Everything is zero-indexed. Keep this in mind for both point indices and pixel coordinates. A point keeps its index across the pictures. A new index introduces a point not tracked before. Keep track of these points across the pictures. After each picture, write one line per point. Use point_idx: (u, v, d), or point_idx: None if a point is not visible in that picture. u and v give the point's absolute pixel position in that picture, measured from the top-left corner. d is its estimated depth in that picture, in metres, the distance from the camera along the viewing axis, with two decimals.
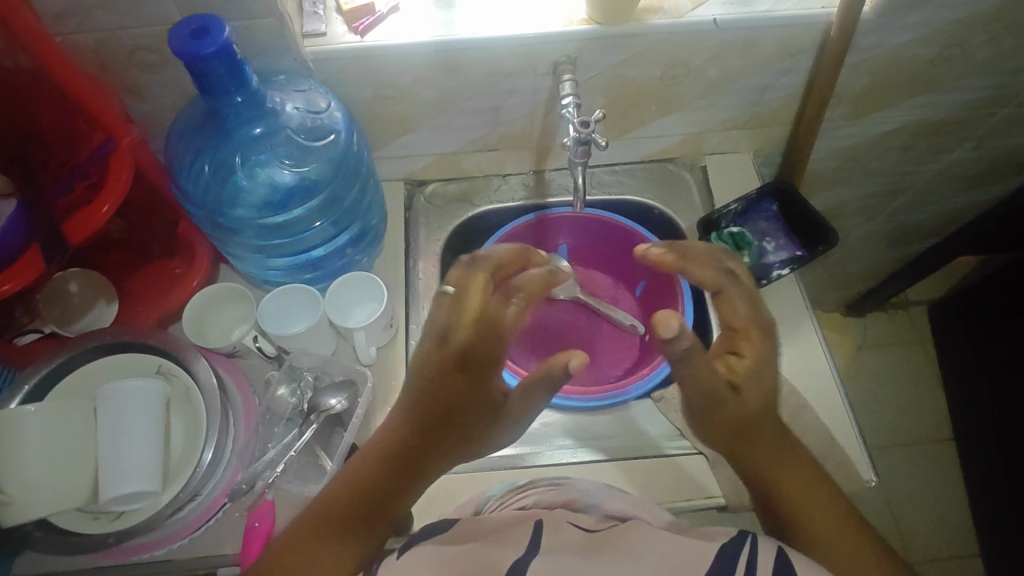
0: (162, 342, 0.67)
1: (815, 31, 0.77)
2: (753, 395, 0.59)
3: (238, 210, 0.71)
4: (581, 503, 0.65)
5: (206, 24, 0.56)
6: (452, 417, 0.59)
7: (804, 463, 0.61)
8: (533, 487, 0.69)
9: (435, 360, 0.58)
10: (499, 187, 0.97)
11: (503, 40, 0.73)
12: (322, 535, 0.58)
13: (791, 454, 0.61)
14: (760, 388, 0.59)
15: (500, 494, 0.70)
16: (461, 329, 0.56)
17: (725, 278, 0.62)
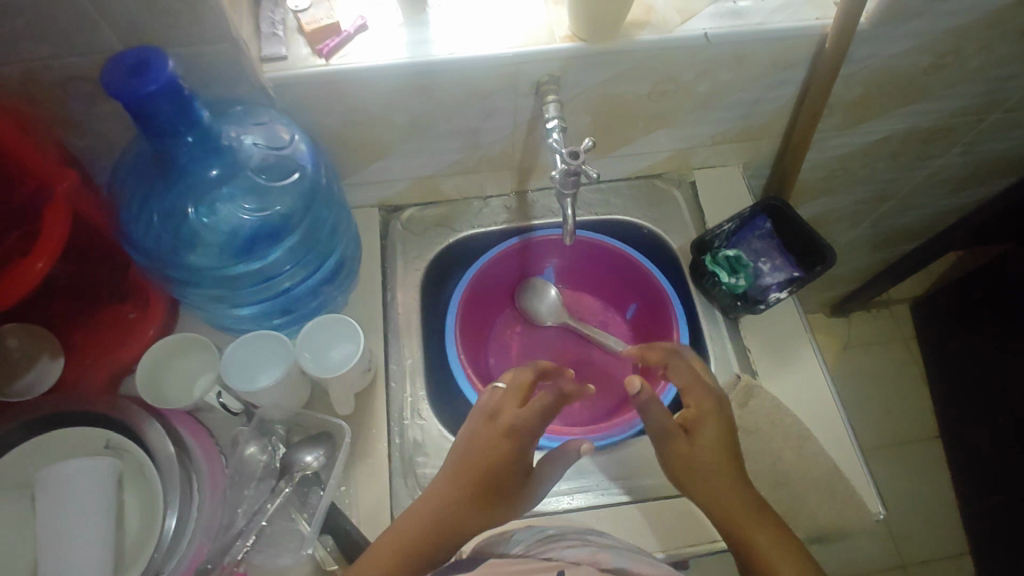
0: (113, 411, 0.64)
1: (810, 43, 0.73)
2: (705, 453, 0.64)
3: (192, 257, 0.64)
4: (610, 561, 0.54)
5: (144, 58, 0.49)
6: (498, 482, 0.61)
7: (770, 525, 0.62)
8: (561, 540, 0.62)
9: (483, 434, 0.62)
10: (479, 210, 0.91)
11: (481, 60, 0.68)
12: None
13: (756, 516, 0.62)
14: (711, 444, 0.65)
15: (527, 541, 0.63)
16: (508, 408, 0.63)
17: (670, 353, 0.71)
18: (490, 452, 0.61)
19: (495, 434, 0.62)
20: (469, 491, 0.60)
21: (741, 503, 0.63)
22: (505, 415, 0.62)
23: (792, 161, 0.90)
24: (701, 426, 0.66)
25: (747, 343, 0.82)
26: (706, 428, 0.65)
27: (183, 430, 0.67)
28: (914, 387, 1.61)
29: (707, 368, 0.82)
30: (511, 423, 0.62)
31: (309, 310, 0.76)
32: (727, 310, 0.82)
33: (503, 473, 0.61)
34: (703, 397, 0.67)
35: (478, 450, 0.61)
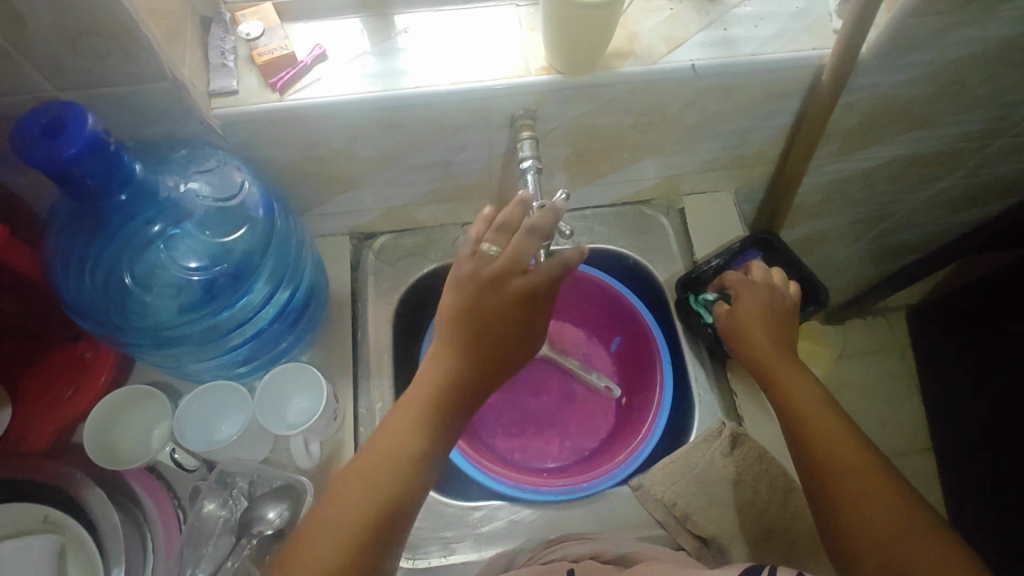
0: (55, 476, 0.60)
1: (806, 74, 0.68)
2: (755, 327, 0.70)
3: (134, 322, 0.59)
4: (612, 555, 0.64)
5: (63, 116, 0.44)
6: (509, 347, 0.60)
7: (836, 425, 0.62)
8: (564, 541, 0.67)
9: (494, 303, 0.57)
10: (456, 238, 0.87)
11: (450, 95, 0.63)
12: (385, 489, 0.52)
13: (820, 415, 0.63)
14: (757, 317, 0.71)
15: (532, 545, 0.69)
16: (513, 277, 0.57)
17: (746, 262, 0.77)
18: (477, 299, 0.57)
19: (503, 302, 0.57)
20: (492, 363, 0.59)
21: (799, 395, 0.65)
22: (479, 263, 0.58)
23: (785, 190, 0.86)
24: (750, 299, 0.72)
25: (733, 386, 0.78)
26: (752, 303, 0.72)
27: (138, 488, 0.64)
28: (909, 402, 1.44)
29: (691, 412, 0.79)
30: (483, 278, 0.57)
31: (272, 356, 0.73)
32: (713, 351, 0.79)
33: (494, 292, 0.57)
34: (756, 288, 0.73)
35: (489, 329, 0.58)
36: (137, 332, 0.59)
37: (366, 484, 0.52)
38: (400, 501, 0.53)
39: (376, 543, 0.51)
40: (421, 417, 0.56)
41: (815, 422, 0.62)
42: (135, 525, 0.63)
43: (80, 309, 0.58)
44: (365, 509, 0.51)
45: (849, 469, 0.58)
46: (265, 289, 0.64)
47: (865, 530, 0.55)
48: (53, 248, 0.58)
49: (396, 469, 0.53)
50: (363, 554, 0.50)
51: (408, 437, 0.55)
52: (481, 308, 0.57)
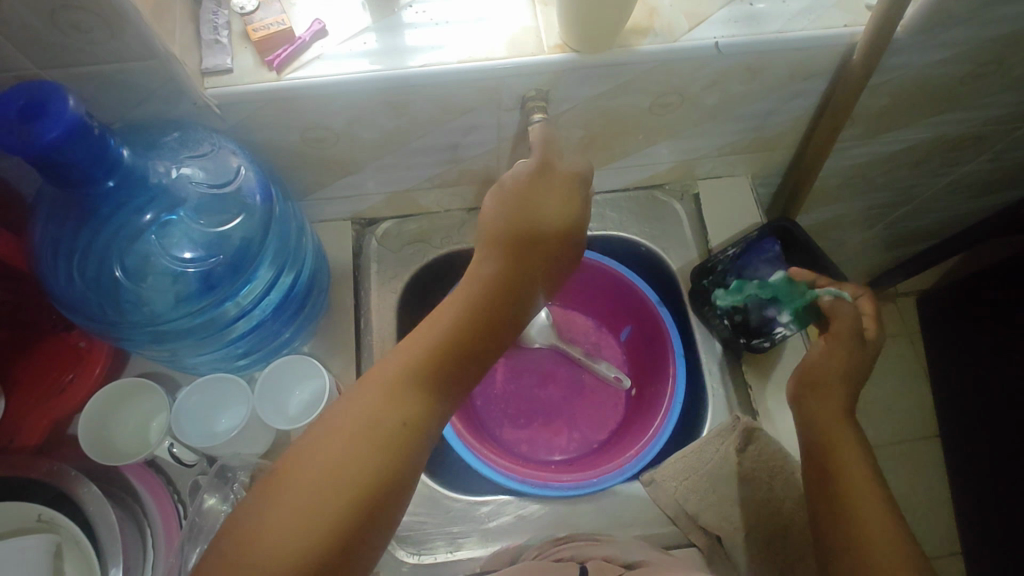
0: (48, 474, 0.58)
1: (835, 53, 0.64)
2: (832, 368, 0.64)
3: (128, 314, 0.57)
4: (622, 559, 0.61)
5: (41, 98, 0.41)
6: (541, 272, 0.56)
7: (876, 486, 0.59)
8: (572, 541, 0.65)
9: (540, 210, 0.56)
10: (462, 223, 0.84)
11: (457, 74, 0.59)
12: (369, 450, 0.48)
13: (864, 472, 0.60)
14: (838, 355, 0.65)
15: (539, 544, 0.66)
16: (552, 187, 0.58)
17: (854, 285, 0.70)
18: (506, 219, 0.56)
19: (551, 216, 0.56)
20: (528, 269, 0.55)
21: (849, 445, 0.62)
22: (510, 187, 0.57)
23: (805, 175, 0.82)
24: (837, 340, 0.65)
25: (748, 379, 0.76)
26: (838, 347, 0.65)
27: (137, 482, 0.63)
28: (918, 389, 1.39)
29: (705, 405, 0.77)
30: (515, 203, 0.56)
31: (273, 348, 0.71)
32: (726, 343, 0.76)
33: (528, 213, 0.56)
34: (857, 317, 0.65)
35: (530, 234, 0.56)
36: (131, 325, 0.57)
37: (384, 396, 0.49)
38: (418, 421, 0.50)
39: (386, 462, 0.48)
40: (441, 346, 0.52)
41: (845, 462, 0.60)
42: (135, 522, 0.61)
43: (71, 302, 0.55)
44: (380, 423, 0.49)
45: (870, 515, 0.57)
46: (265, 279, 0.62)
47: (869, 570, 0.55)
48: (39, 238, 0.55)
49: (418, 386, 0.50)
50: (358, 497, 0.46)
51: (432, 352, 0.51)
52: (526, 218, 0.56)
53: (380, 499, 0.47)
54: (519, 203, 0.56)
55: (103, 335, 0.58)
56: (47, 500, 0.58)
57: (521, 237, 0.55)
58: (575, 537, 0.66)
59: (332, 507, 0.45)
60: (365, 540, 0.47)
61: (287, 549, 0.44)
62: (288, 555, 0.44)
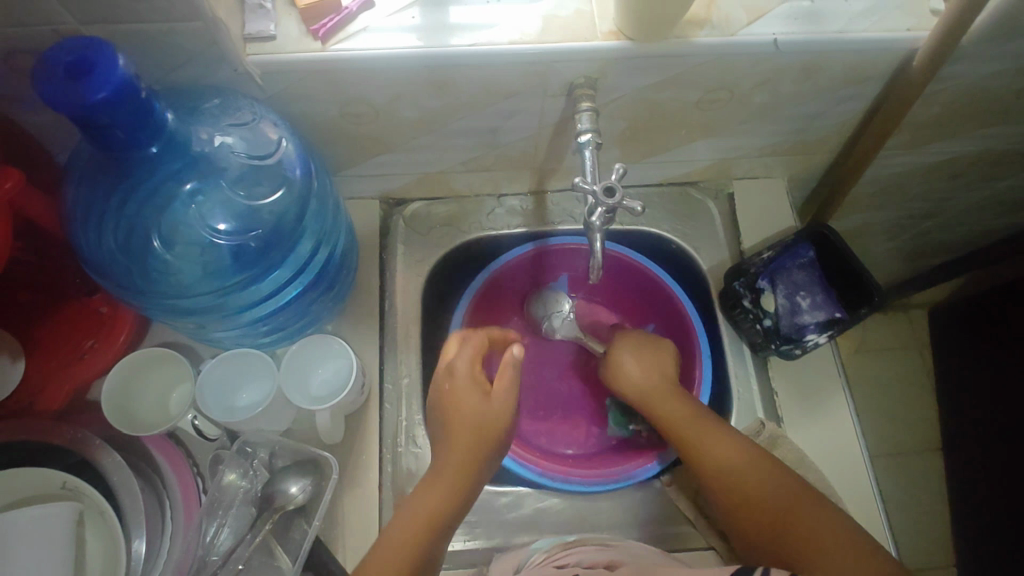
0: (71, 441, 0.58)
1: (895, 57, 0.62)
2: (666, 401, 0.67)
3: (160, 285, 0.56)
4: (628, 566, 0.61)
5: (90, 55, 0.39)
6: (489, 431, 0.60)
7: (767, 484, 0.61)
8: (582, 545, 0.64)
9: (469, 403, 0.61)
10: (492, 209, 0.82)
11: (506, 57, 0.57)
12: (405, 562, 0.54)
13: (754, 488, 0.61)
14: (656, 382, 0.68)
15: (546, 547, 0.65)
16: (495, 391, 0.62)
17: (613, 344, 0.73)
18: (488, 427, 0.60)
19: (490, 399, 0.62)
20: (472, 442, 0.59)
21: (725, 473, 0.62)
22: (491, 416, 0.61)
23: (845, 180, 0.81)
24: (636, 373, 0.69)
25: (774, 384, 0.76)
26: (642, 377, 0.69)
27: (155, 448, 0.62)
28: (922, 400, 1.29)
29: (729, 408, 0.76)
30: (494, 421, 0.61)
31: (298, 327, 0.69)
32: (755, 347, 0.76)
33: (456, 401, 0.61)
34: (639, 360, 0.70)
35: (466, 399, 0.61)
36: (159, 295, 0.56)
37: (437, 497, 0.58)
38: (442, 531, 0.57)
39: (444, 534, 0.57)
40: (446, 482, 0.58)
41: (718, 468, 0.62)
42: (153, 490, 0.61)
43: (100, 267, 0.54)
44: (439, 515, 0.57)
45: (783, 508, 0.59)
46: (299, 259, 0.61)
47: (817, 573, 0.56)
48: (72, 200, 0.54)
49: (438, 514, 0.57)
50: None
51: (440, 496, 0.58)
52: (465, 397, 0.61)
53: None
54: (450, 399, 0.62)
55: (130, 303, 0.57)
56: (67, 466, 0.58)
57: (462, 411, 0.60)
58: (583, 541, 0.66)
59: None
60: None
61: None
62: None
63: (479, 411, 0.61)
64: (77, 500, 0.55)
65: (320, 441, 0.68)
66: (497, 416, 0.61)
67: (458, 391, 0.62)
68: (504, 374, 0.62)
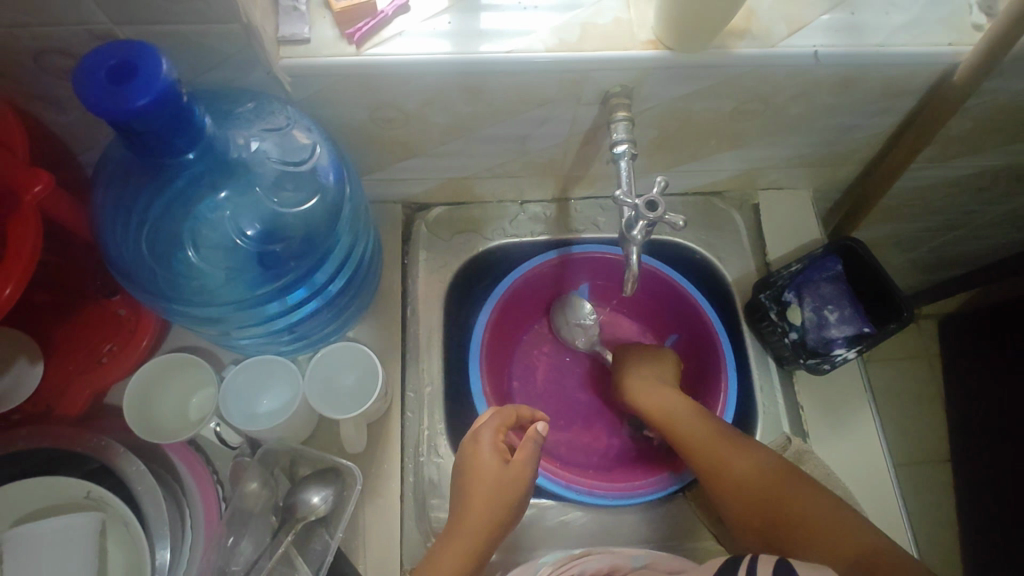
0: (92, 448, 0.56)
1: (934, 71, 0.61)
2: (680, 413, 0.69)
3: (188, 291, 0.55)
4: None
5: (134, 59, 0.38)
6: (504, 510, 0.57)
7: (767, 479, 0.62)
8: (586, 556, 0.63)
9: (489, 475, 0.57)
10: (515, 216, 0.81)
11: (543, 64, 0.56)
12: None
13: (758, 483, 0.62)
14: (668, 396, 0.71)
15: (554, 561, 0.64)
16: (516, 467, 0.59)
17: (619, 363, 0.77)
18: (504, 501, 0.57)
19: (504, 475, 0.58)
20: (484, 517, 0.57)
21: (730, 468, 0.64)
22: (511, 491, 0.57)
23: (873, 193, 0.80)
24: (651, 392, 0.72)
25: (799, 398, 0.75)
26: (655, 395, 0.71)
27: (175, 456, 0.61)
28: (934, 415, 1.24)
29: (753, 423, 0.75)
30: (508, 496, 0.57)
31: (322, 335, 0.68)
32: (783, 360, 0.75)
33: (475, 472, 0.58)
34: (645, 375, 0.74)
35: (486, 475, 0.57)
36: (185, 303, 0.55)
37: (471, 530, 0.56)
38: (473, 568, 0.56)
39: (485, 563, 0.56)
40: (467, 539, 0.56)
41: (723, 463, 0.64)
42: (174, 498, 0.59)
43: (127, 271, 0.53)
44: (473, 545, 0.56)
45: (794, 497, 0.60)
46: (328, 270, 0.60)
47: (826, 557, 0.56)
48: (101, 203, 0.53)
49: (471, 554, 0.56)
50: None
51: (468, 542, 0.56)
52: (481, 469, 0.58)
53: None
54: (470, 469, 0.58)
55: (157, 308, 0.56)
56: (85, 475, 0.57)
57: (480, 485, 0.57)
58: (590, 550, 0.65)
59: None
60: None
61: None
62: None
63: (494, 487, 0.57)
64: (100, 510, 0.54)
65: (342, 450, 0.67)
66: (513, 490, 0.57)
67: (477, 460, 0.59)
68: (525, 446, 0.59)
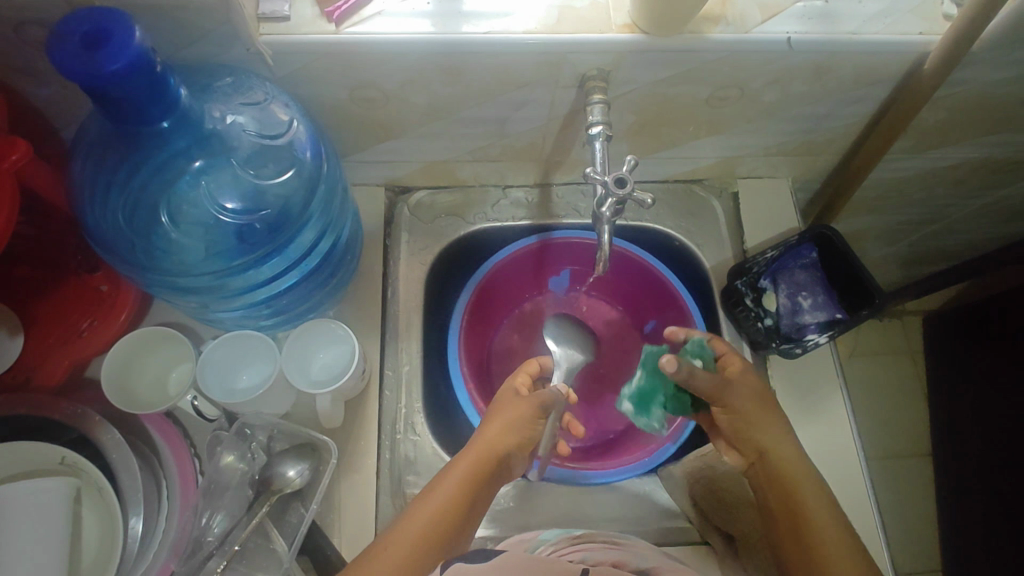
0: (68, 417, 0.57)
1: (905, 61, 0.62)
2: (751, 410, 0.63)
3: (165, 263, 0.56)
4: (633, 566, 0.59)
5: (108, 26, 0.39)
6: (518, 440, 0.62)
7: (831, 507, 0.58)
8: (590, 542, 0.64)
9: (512, 410, 0.63)
10: (497, 201, 0.82)
11: (520, 46, 0.57)
12: (434, 523, 0.55)
13: (814, 490, 0.59)
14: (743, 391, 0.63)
15: (553, 541, 0.65)
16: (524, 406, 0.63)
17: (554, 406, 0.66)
18: (519, 430, 0.62)
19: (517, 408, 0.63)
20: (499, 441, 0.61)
21: (794, 470, 0.60)
22: (527, 409, 0.63)
23: (849, 183, 0.81)
24: (739, 386, 0.63)
25: (773, 383, 0.76)
26: (742, 391, 0.63)
27: (150, 427, 0.62)
28: (912, 407, 1.25)
29: None
30: (521, 419, 0.63)
31: (300, 312, 0.69)
32: (756, 345, 0.76)
33: (495, 413, 0.64)
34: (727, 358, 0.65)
35: (500, 413, 0.63)
36: (163, 273, 0.55)
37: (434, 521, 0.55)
38: (470, 499, 0.58)
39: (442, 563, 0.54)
40: (467, 469, 0.59)
41: (768, 440, 0.62)
42: (150, 470, 0.60)
43: (104, 240, 0.54)
44: (438, 530, 0.55)
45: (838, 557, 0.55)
46: (303, 246, 0.61)
47: None
48: (79, 174, 0.54)
49: (475, 481, 0.59)
50: (431, 541, 0.54)
51: (466, 477, 0.58)
52: (501, 406, 0.64)
53: (457, 543, 0.56)
54: (494, 410, 0.64)
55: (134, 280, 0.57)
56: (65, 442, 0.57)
57: (497, 418, 0.63)
58: (593, 538, 0.65)
59: (424, 553, 0.54)
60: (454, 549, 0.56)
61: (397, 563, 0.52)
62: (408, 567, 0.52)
63: (507, 419, 0.62)
64: (76, 476, 0.55)
65: (319, 425, 0.68)
66: (526, 426, 0.63)
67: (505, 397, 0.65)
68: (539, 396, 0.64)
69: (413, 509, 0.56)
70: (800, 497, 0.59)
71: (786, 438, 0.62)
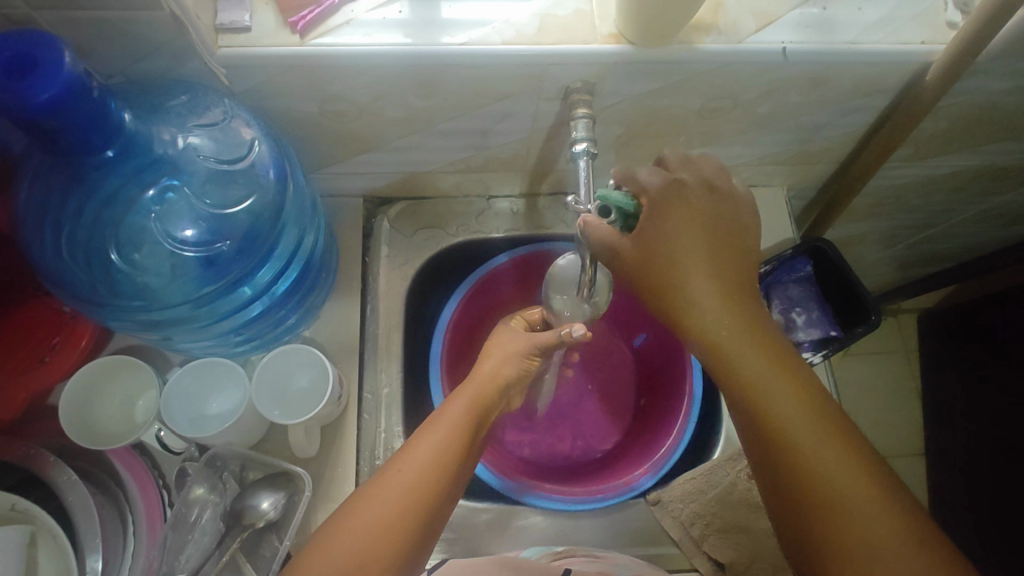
0: (22, 456, 0.55)
1: (905, 70, 0.59)
2: (687, 243, 0.50)
3: (119, 292, 0.53)
4: None
5: (33, 51, 0.37)
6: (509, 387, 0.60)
7: (782, 372, 0.48)
8: (572, 557, 0.63)
9: (512, 348, 0.62)
10: (480, 211, 0.79)
11: (498, 59, 0.53)
12: (415, 499, 0.50)
13: (762, 361, 0.48)
14: (687, 224, 0.50)
15: (538, 554, 0.64)
16: (507, 366, 0.61)
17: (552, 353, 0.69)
18: (518, 362, 0.62)
19: (508, 356, 0.62)
20: (478, 398, 0.57)
21: (731, 337, 0.48)
22: (524, 343, 0.63)
23: (846, 192, 0.78)
24: (686, 231, 0.50)
25: None
26: (683, 236, 0.50)
27: (115, 462, 0.59)
28: (906, 412, 1.24)
29: (718, 425, 0.75)
30: (512, 360, 0.61)
31: (276, 335, 0.67)
32: None
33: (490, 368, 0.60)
34: (673, 225, 0.50)
35: (508, 356, 0.62)
36: (122, 307, 0.52)
37: (407, 496, 0.50)
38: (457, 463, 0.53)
39: (428, 535, 0.50)
40: (447, 435, 0.53)
41: (688, 283, 0.50)
42: (116, 507, 0.58)
43: (54, 274, 0.51)
44: (419, 501, 0.50)
45: (829, 461, 0.45)
46: (270, 270, 0.58)
47: (825, 498, 0.45)
48: (25, 201, 0.51)
49: (460, 450, 0.53)
50: (406, 514, 0.49)
51: (445, 442, 0.53)
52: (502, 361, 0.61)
53: (439, 519, 0.51)
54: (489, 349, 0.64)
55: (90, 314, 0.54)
56: (18, 485, 0.55)
57: (495, 371, 0.60)
58: (574, 552, 0.64)
59: (400, 527, 0.48)
60: (432, 530, 0.51)
61: (371, 534, 0.48)
62: (382, 539, 0.48)
63: (501, 361, 0.61)
64: (30, 522, 0.52)
65: (293, 454, 0.65)
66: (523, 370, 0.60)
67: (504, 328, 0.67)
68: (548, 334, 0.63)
69: (388, 470, 0.52)
70: (752, 362, 0.48)
71: (740, 291, 0.50)
